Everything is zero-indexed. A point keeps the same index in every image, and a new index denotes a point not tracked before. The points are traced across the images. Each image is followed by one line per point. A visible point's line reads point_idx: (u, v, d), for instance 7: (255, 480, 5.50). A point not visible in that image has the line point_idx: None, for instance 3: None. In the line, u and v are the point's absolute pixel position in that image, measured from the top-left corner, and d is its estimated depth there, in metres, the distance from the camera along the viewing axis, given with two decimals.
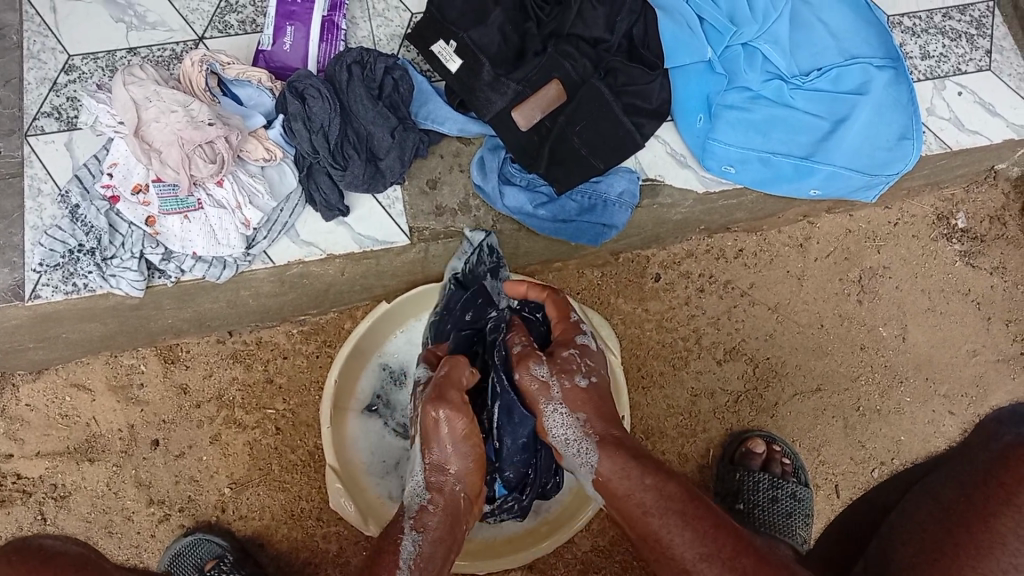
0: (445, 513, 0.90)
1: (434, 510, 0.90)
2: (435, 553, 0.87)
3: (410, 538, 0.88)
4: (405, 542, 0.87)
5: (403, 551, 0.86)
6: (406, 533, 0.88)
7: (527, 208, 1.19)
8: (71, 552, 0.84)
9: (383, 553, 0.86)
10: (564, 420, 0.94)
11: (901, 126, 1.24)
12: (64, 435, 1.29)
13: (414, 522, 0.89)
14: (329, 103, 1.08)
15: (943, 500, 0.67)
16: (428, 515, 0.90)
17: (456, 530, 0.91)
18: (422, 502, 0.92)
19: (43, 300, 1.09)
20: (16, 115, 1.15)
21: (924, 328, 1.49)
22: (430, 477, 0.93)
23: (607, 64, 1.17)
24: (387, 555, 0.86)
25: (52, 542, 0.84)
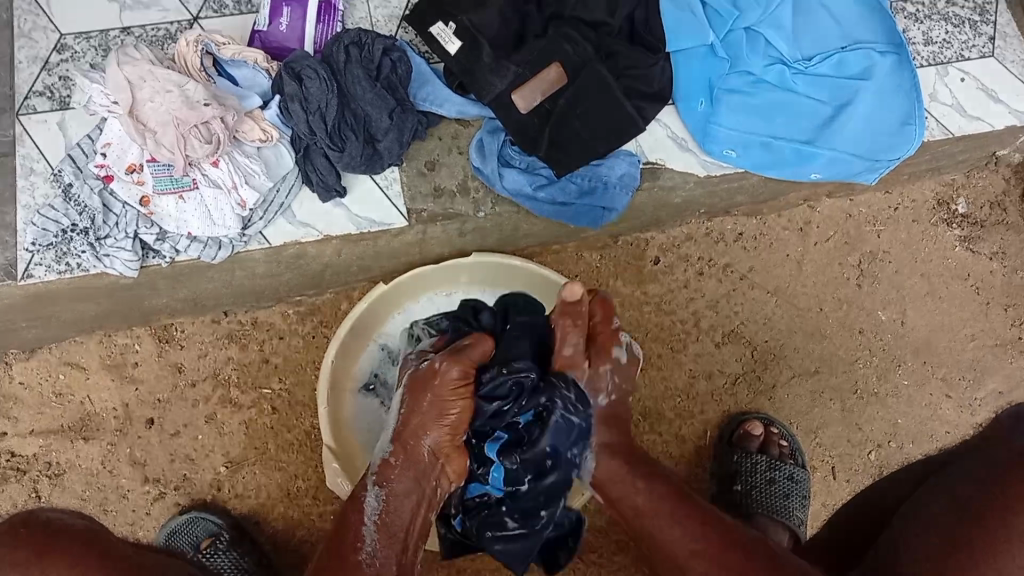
0: (410, 468, 0.93)
1: (395, 465, 0.93)
2: (398, 508, 0.90)
3: (373, 493, 0.91)
4: (368, 497, 0.90)
5: (366, 507, 0.89)
6: (370, 490, 0.92)
7: (526, 190, 1.17)
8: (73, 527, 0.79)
9: (348, 510, 0.90)
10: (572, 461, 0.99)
11: (905, 111, 1.23)
12: (59, 413, 1.29)
13: (378, 480, 0.93)
14: (326, 84, 1.05)
15: (962, 497, 0.74)
16: (392, 471, 0.93)
17: (422, 483, 0.93)
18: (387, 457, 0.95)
19: (36, 279, 1.08)
20: (8, 91, 1.13)
21: (923, 311, 1.48)
22: (398, 435, 0.95)
23: (608, 48, 1.16)
24: (351, 513, 0.89)
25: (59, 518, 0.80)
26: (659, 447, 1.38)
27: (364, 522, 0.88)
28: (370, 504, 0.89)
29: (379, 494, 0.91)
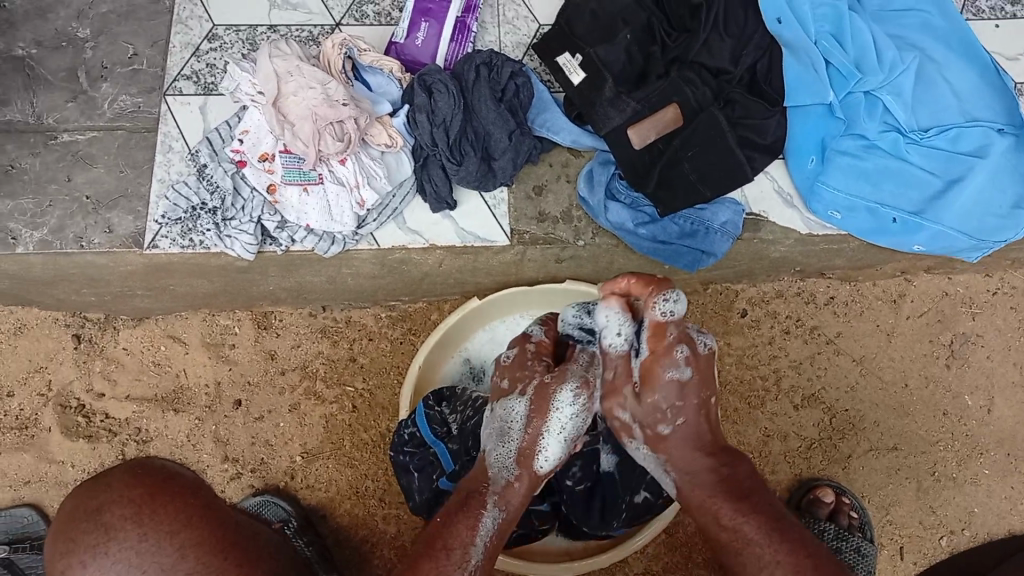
0: (527, 495, 0.93)
1: (519, 489, 0.93)
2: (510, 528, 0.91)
3: (554, 419, 0.93)
4: (557, 413, 0.93)
5: (480, 527, 0.88)
6: (487, 511, 0.90)
7: (628, 226, 1.20)
8: (183, 475, 0.78)
9: (460, 523, 0.88)
10: (643, 455, 0.94)
11: (1017, 193, 1.22)
12: (154, 383, 1.36)
13: (542, 418, 0.93)
14: (454, 100, 1.11)
15: None
16: (512, 493, 0.92)
17: (526, 506, 0.95)
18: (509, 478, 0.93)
19: (160, 250, 1.15)
20: (158, 75, 1.22)
21: (1012, 402, 1.45)
22: (520, 455, 0.93)
23: (726, 95, 1.18)
24: (465, 529, 0.87)
25: (169, 466, 0.78)
26: None
27: (473, 545, 0.87)
28: (568, 428, 0.94)
29: (580, 391, 0.94)
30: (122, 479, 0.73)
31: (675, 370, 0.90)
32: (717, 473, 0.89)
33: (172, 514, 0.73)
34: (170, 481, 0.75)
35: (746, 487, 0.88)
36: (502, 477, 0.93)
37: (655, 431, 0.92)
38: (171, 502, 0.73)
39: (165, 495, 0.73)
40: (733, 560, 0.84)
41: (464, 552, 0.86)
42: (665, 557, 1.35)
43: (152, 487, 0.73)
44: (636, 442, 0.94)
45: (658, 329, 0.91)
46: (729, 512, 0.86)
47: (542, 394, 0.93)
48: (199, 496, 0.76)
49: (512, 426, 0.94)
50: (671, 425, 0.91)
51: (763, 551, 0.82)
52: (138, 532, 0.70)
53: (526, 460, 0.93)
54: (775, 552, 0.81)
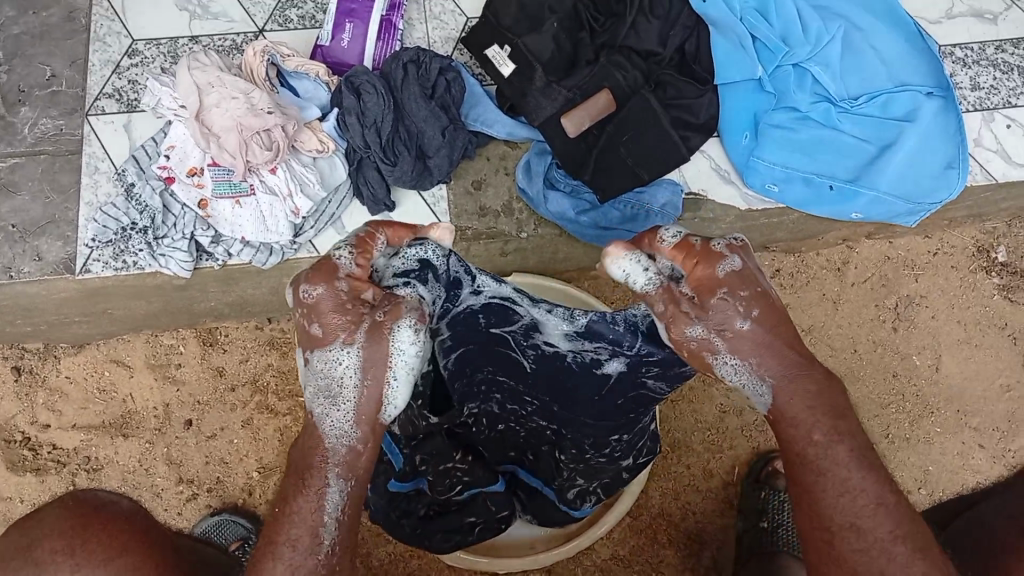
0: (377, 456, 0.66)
1: (368, 454, 0.65)
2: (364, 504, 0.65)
3: (398, 366, 0.64)
4: (401, 354, 0.64)
5: (329, 506, 0.62)
6: (331, 481, 0.63)
7: (568, 214, 1.19)
8: (121, 503, 0.75)
9: (300, 503, 0.62)
10: (735, 371, 0.65)
11: (948, 155, 1.24)
12: (100, 409, 1.32)
13: (383, 366, 0.64)
14: (383, 99, 1.10)
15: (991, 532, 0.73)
16: (360, 460, 0.65)
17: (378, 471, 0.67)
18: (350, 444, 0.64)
19: (93, 274, 1.12)
20: (79, 95, 1.18)
21: (958, 360, 1.48)
22: (363, 411, 0.64)
23: (656, 76, 1.19)
24: (311, 513, 0.62)
25: (107, 495, 0.76)
26: (687, 480, 1.39)
27: (323, 530, 0.62)
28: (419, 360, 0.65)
29: (416, 322, 0.65)
30: (54, 513, 0.71)
31: (723, 262, 0.64)
32: (815, 379, 0.64)
33: (105, 543, 0.70)
34: (104, 511, 0.72)
35: (844, 400, 0.64)
36: (342, 447, 0.64)
37: (735, 331, 0.64)
38: (104, 531, 0.71)
39: (98, 523, 0.71)
40: (808, 476, 0.62)
41: (314, 539, 0.62)
42: (632, 540, 1.35)
43: (85, 518, 0.71)
44: (719, 359, 0.65)
45: (686, 245, 0.67)
46: (823, 434, 0.62)
47: (375, 338, 0.63)
48: (136, 522, 0.74)
49: (344, 385, 0.64)
50: (749, 313, 0.64)
51: (853, 476, 0.61)
52: (69, 564, 0.68)
53: (371, 413, 0.65)
54: (880, 530, 0.60)
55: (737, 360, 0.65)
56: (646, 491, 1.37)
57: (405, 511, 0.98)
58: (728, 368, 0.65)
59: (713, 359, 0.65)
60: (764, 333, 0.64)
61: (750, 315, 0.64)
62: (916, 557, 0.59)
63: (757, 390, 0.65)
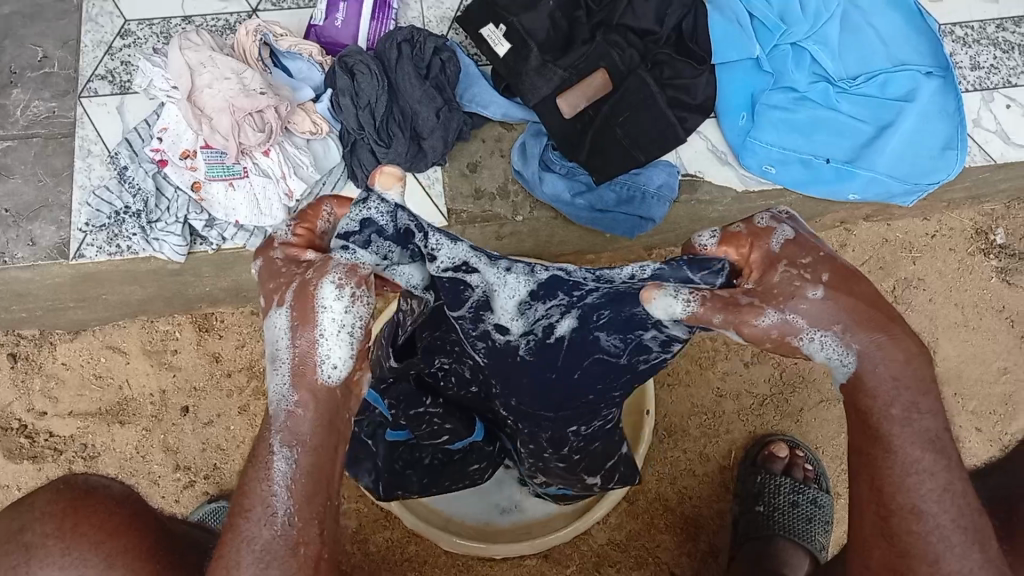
0: (326, 414, 0.61)
1: (310, 412, 0.61)
2: (320, 465, 0.61)
3: (325, 318, 0.60)
4: (326, 311, 0.60)
5: (276, 472, 0.60)
6: (275, 448, 0.60)
7: (564, 196, 1.19)
8: (113, 486, 0.74)
9: (251, 475, 0.61)
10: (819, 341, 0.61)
11: (946, 135, 1.23)
12: (97, 396, 1.32)
13: (307, 325, 0.60)
14: (378, 80, 1.09)
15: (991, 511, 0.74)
16: (305, 423, 0.61)
17: (339, 430, 0.63)
18: (289, 406, 0.61)
19: (87, 260, 1.11)
20: (71, 77, 1.17)
21: (957, 342, 1.47)
22: (297, 371, 0.61)
23: (654, 56, 1.18)
24: (259, 483, 0.60)
25: (102, 478, 0.75)
26: (684, 464, 1.38)
27: (275, 494, 0.60)
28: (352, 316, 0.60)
29: (343, 276, 0.61)
30: (47, 496, 0.70)
31: (775, 234, 0.62)
32: (900, 346, 0.61)
33: (97, 526, 0.69)
34: (96, 493, 0.71)
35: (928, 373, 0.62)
36: (282, 412, 0.61)
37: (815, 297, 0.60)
38: (94, 513, 0.70)
39: (89, 505, 0.70)
40: (876, 449, 0.61)
41: (268, 507, 0.60)
42: (630, 525, 1.35)
43: (75, 500, 0.70)
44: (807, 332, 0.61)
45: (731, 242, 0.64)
46: (903, 407, 0.61)
47: (300, 297, 0.61)
48: (128, 505, 0.73)
49: (281, 347, 0.62)
50: (820, 278, 0.61)
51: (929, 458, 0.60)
52: (59, 547, 0.68)
53: (308, 373, 0.61)
54: (944, 514, 0.59)
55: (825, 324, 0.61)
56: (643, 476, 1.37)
57: (409, 460, 1.02)
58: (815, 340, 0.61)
59: (798, 339, 0.61)
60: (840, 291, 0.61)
61: (824, 279, 0.61)
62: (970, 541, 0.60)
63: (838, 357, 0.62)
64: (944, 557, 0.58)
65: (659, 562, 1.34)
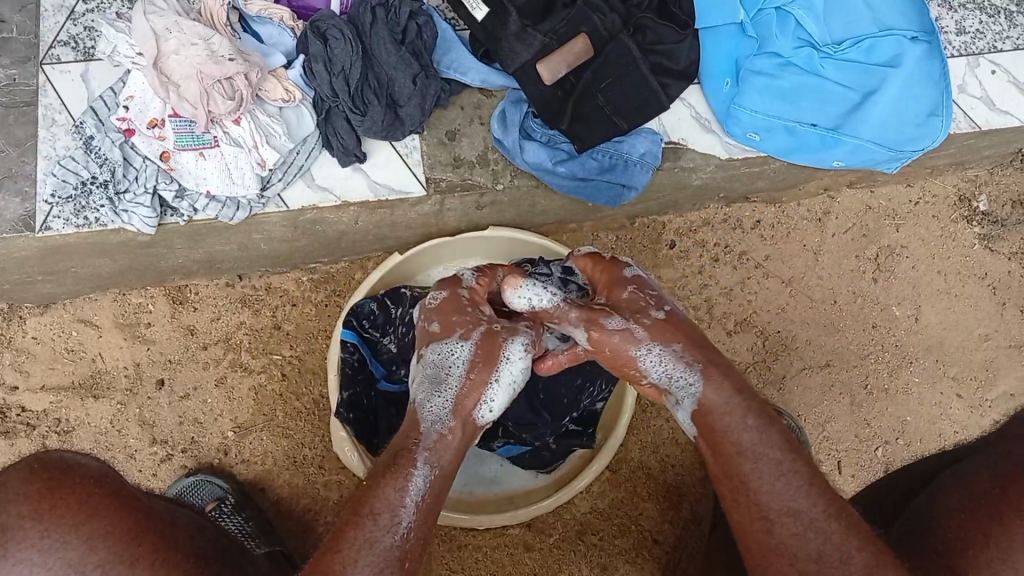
0: (461, 449, 0.90)
1: (454, 441, 0.89)
2: (439, 495, 0.86)
3: (504, 367, 0.94)
4: (508, 364, 0.94)
5: (411, 484, 0.84)
6: (419, 465, 0.85)
7: (546, 164, 1.16)
8: (89, 465, 0.76)
9: (387, 483, 0.83)
10: (659, 357, 0.89)
11: (932, 102, 1.22)
12: (70, 370, 1.29)
13: (490, 368, 0.93)
14: (351, 46, 1.06)
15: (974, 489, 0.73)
16: (444, 448, 0.88)
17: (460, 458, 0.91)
18: (441, 431, 0.89)
19: (54, 232, 1.08)
20: (32, 43, 1.13)
21: (938, 309, 1.47)
22: (458, 405, 0.91)
23: (636, 20, 1.15)
24: (393, 491, 0.82)
25: (72, 457, 0.77)
26: (666, 433, 1.37)
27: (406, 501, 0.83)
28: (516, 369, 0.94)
29: (526, 342, 0.96)
30: (20, 478, 0.72)
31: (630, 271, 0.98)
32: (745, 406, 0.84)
33: (74, 506, 0.71)
34: (71, 474, 0.73)
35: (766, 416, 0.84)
36: (434, 430, 0.89)
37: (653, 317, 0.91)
38: (71, 495, 0.72)
39: (66, 486, 0.72)
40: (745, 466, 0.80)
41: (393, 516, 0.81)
42: (612, 494, 1.35)
43: (52, 481, 0.72)
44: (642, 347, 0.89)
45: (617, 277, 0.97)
46: (755, 420, 0.82)
47: (491, 345, 0.94)
48: (103, 484, 0.75)
49: (450, 373, 0.92)
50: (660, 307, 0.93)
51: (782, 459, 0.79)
52: (38, 529, 0.70)
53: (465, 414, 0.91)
54: (814, 509, 0.75)
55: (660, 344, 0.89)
56: (625, 446, 1.36)
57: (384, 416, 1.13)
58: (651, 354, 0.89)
59: (635, 351, 0.90)
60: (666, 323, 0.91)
61: (643, 323, 0.90)
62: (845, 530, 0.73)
63: (683, 380, 0.88)
64: (823, 551, 0.73)
65: (641, 531, 1.34)
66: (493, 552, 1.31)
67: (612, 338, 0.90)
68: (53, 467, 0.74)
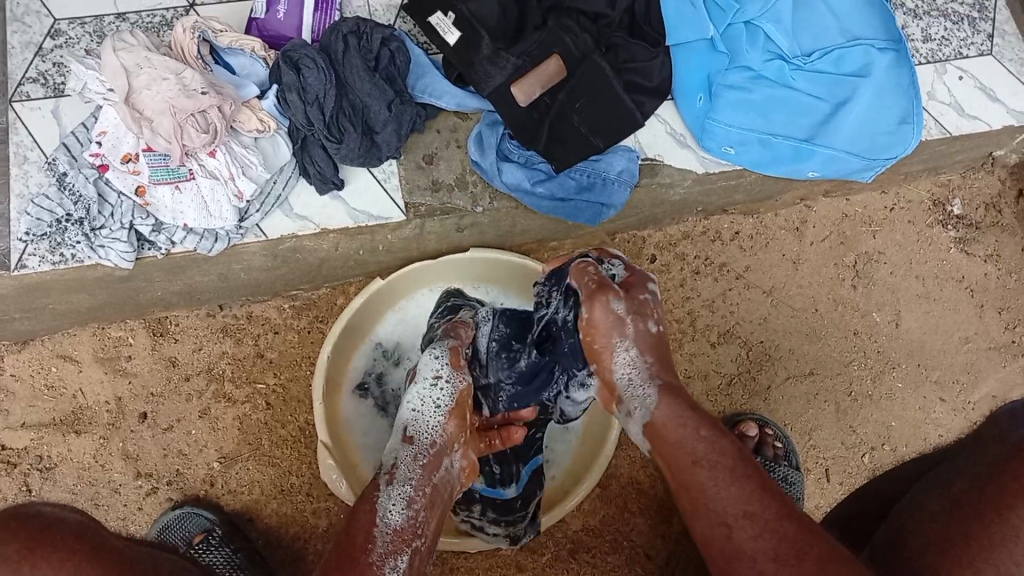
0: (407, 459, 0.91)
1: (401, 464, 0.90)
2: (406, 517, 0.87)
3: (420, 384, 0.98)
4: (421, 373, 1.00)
5: (381, 508, 0.83)
6: (381, 488, 0.86)
7: (524, 185, 1.17)
8: (70, 519, 0.73)
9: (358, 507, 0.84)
10: (631, 361, 0.89)
11: (903, 110, 1.23)
12: (50, 406, 1.26)
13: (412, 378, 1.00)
14: (324, 74, 1.06)
15: (954, 494, 0.74)
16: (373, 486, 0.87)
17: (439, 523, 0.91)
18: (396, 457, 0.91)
19: (29, 270, 1.07)
20: (1, 79, 1.12)
21: (918, 314, 1.48)
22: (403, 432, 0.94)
23: (608, 40, 1.16)
24: (361, 509, 0.83)
25: (51, 509, 0.74)
26: None
27: (376, 526, 0.81)
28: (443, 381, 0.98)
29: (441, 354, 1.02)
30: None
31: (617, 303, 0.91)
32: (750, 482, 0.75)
33: (61, 565, 0.69)
34: (53, 528, 0.71)
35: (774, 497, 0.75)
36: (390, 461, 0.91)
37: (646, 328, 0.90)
38: (56, 551, 0.69)
39: (49, 544, 0.69)
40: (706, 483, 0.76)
41: (369, 536, 0.80)
42: (602, 511, 1.34)
43: (35, 538, 0.69)
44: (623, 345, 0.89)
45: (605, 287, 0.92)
46: (708, 430, 0.80)
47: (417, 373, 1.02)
48: (85, 538, 0.72)
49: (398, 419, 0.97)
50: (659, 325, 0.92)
51: (730, 470, 0.76)
52: None
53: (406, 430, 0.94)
54: (767, 512, 0.72)
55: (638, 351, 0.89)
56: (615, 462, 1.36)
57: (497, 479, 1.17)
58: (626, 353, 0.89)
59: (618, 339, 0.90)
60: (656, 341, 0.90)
61: (638, 323, 0.90)
62: (806, 543, 0.70)
63: (640, 392, 0.87)
64: (780, 552, 0.69)
65: (632, 545, 1.34)
66: (486, 573, 1.30)
67: (608, 315, 0.90)
68: (30, 515, 0.71)
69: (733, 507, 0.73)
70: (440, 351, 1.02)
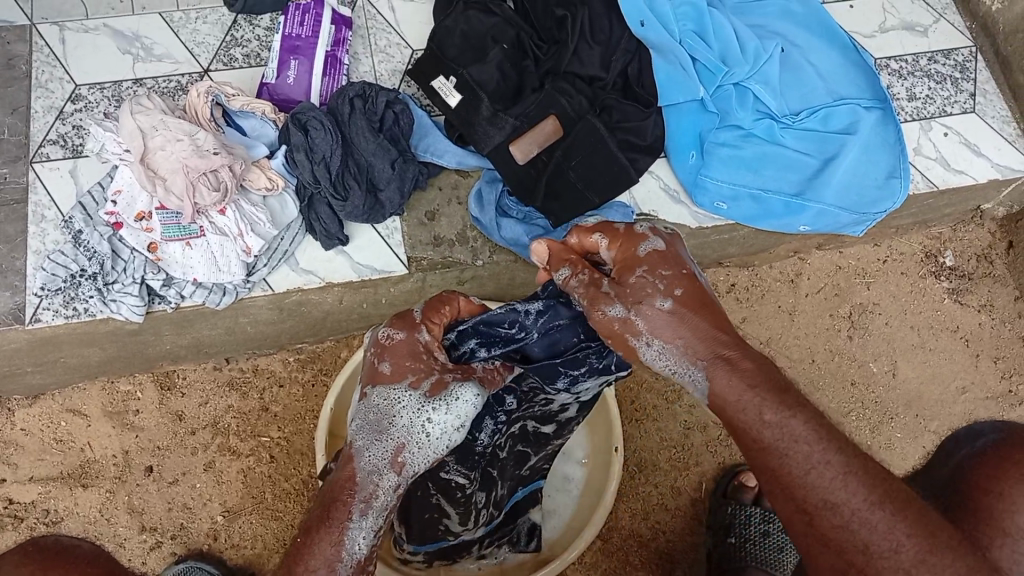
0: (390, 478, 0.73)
1: (383, 486, 0.72)
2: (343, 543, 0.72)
3: (442, 406, 0.76)
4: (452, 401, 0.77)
5: (348, 542, 0.69)
6: (355, 517, 0.70)
7: (522, 240, 1.20)
8: (85, 546, 0.72)
9: (321, 535, 0.68)
10: (659, 353, 0.76)
11: (889, 165, 1.28)
12: (58, 460, 1.28)
13: (416, 385, 0.76)
14: (331, 135, 1.10)
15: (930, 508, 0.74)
16: (345, 492, 0.71)
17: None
18: (376, 470, 0.72)
19: (43, 323, 1.10)
20: (23, 142, 1.17)
21: (914, 363, 1.51)
22: (391, 437, 0.73)
23: (601, 102, 1.21)
24: (332, 546, 0.68)
25: (68, 540, 0.72)
26: (655, 498, 1.38)
27: (339, 566, 0.68)
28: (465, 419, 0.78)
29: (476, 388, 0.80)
30: (12, 561, 0.67)
31: (615, 309, 0.76)
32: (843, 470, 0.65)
33: None
34: (67, 554, 0.69)
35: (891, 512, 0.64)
36: (369, 473, 0.72)
37: (657, 308, 0.75)
38: (67, 571, 0.67)
39: (59, 565, 0.67)
40: (779, 464, 0.67)
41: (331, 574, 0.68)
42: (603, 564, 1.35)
43: (45, 561, 0.67)
44: (641, 340, 0.76)
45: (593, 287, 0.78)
46: (774, 412, 0.68)
47: (408, 364, 0.77)
48: (98, 562, 0.70)
49: (395, 421, 0.74)
50: (669, 294, 0.75)
51: (812, 452, 0.66)
52: None
53: (382, 421, 0.74)
54: (854, 500, 0.64)
55: (663, 340, 0.75)
56: (616, 513, 1.37)
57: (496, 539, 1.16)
58: (651, 349, 0.76)
59: (634, 343, 0.76)
60: (683, 310, 0.75)
61: (644, 313, 0.75)
62: (895, 518, 0.63)
63: (688, 377, 0.74)
64: (873, 543, 0.63)
65: None
66: None
67: (611, 326, 0.76)
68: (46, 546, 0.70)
69: (820, 493, 0.65)
70: (477, 393, 0.80)
